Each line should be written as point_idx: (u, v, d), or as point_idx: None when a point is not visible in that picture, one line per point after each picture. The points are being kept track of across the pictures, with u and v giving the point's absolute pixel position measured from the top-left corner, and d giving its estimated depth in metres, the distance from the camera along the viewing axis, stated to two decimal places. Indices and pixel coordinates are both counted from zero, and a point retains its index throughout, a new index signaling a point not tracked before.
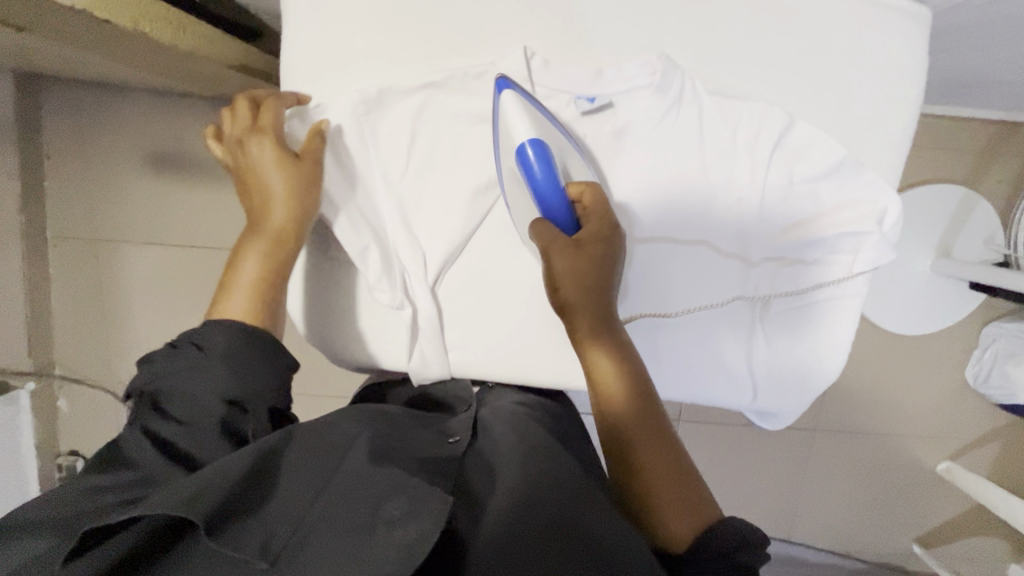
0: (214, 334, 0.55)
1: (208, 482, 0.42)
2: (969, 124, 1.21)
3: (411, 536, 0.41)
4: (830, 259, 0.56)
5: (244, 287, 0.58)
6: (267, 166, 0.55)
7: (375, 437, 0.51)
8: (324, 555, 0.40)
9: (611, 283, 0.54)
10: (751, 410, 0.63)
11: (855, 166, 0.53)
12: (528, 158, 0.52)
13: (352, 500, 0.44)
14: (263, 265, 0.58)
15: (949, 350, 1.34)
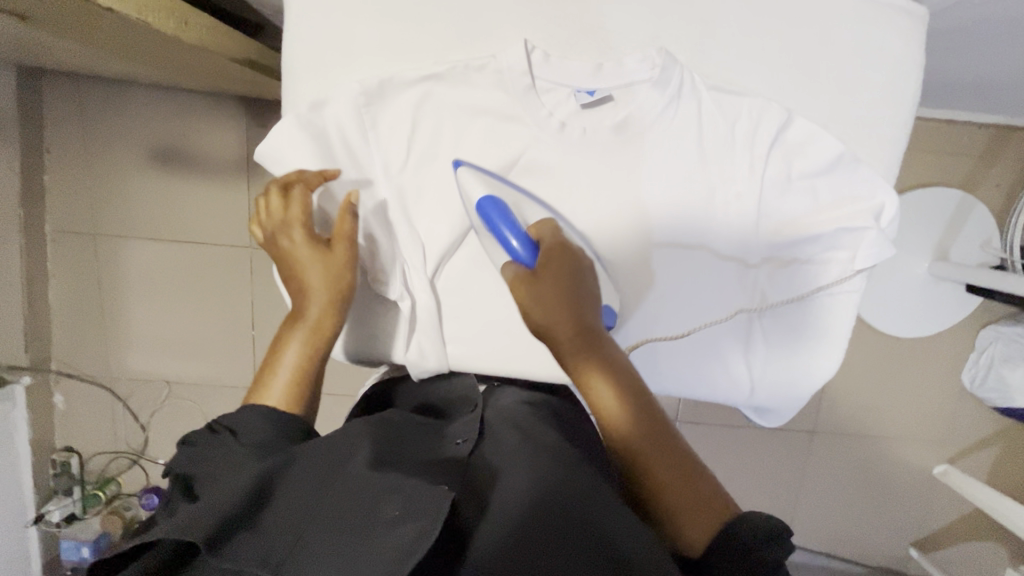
0: (254, 416, 0.53)
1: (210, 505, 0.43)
2: (966, 128, 1.22)
3: (413, 533, 0.41)
4: (827, 256, 0.57)
5: (282, 373, 0.58)
6: (303, 252, 0.59)
7: (376, 440, 0.50)
8: (322, 561, 0.40)
9: (584, 297, 0.53)
10: (748, 405, 0.64)
11: (853, 163, 0.54)
12: (489, 216, 0.54)
13: (351, 504, 0.44)
14: (303, 351, 0.59)
15: (946, 353, 1.34)
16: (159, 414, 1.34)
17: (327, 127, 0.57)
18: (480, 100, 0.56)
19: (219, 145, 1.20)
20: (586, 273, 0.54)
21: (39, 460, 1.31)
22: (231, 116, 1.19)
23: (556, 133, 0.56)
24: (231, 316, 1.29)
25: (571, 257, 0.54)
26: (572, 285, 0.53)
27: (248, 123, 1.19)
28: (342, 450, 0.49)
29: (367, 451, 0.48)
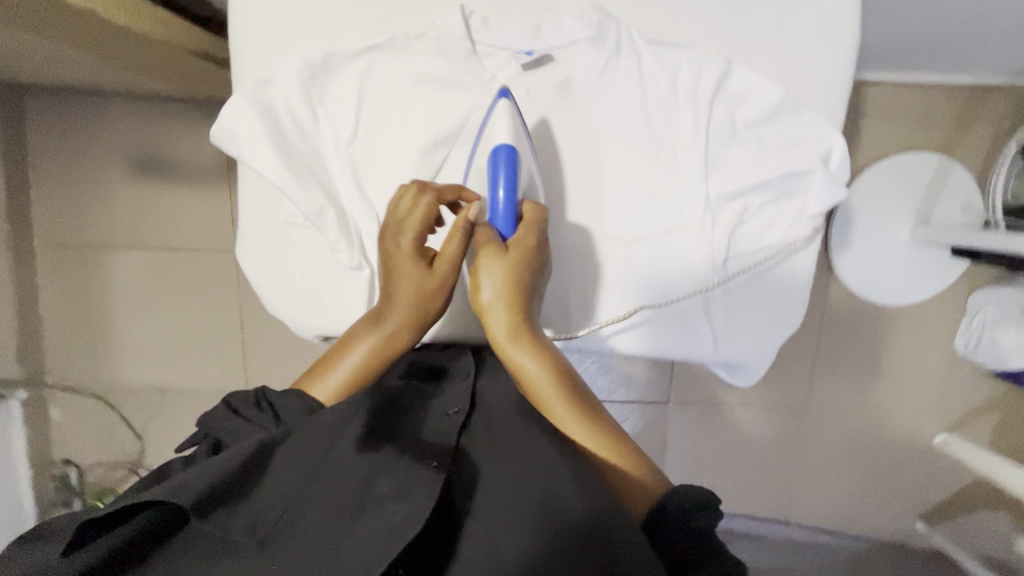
0: (288, 398, 0.56)
1: (207, 475, 0.46)
2: (939, 91, 1.22)
3: (406, 513, 0.44)
4: (781, 203, 0.57)
5: (336, 375, 0.57)
6: (405, 258, 0.56)
7: (369, 415, 0.51)
8: (312, 533, 0.44)
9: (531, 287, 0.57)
10: (716, 361, 0.63)
11: (794, 106, 0.54)
12: (498, 165, 0.53)
13: (342, 483, 0.46)
14: (363, 358, 0.58)
15: (937, 319, 1.33)
16: (153, 422, 1.35)
17: (275, 101, 0.57)
18: (423, 67, 0.57)
19: (199, 151, 1.22)
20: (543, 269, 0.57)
21: (37, 473, 1.32)
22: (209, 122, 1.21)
23: (498, 95, 0.57)
24: (219, 320, 1.30)
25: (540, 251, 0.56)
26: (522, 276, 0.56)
27: None
28: (337, 427, 0.50)
29: (359, 429, 0.49)
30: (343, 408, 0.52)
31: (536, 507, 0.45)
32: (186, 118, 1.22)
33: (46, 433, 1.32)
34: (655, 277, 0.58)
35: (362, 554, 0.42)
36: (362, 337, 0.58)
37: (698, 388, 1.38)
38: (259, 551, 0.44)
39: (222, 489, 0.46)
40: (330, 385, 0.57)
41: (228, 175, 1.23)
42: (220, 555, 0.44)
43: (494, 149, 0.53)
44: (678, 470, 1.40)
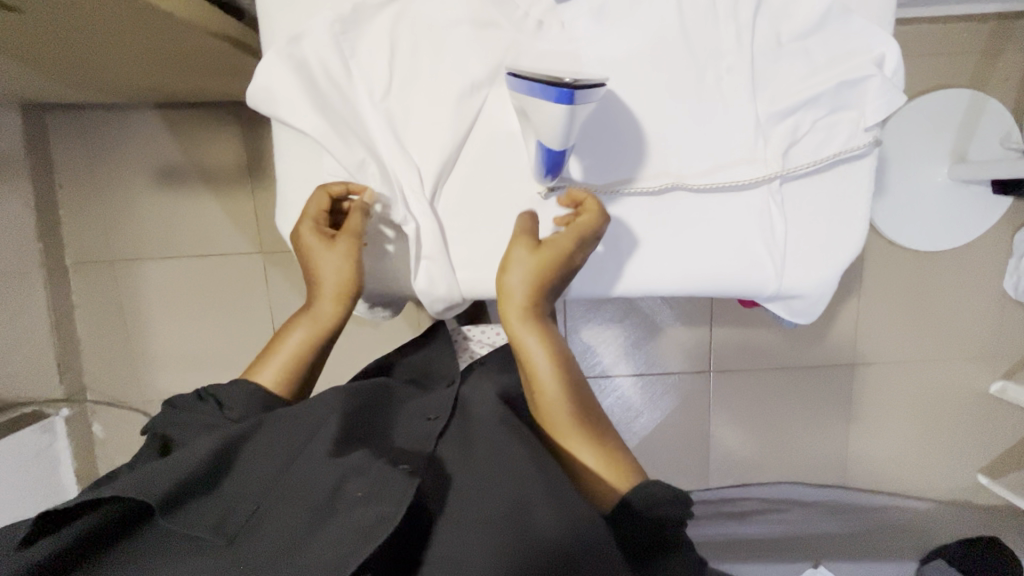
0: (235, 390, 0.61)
1: (171, 467, 0.49)
2: (966, 25, 1.18)
3: (376, 515, 0.46)
4: (835, 116, 0.55)
5: (281, 355, 0.65)
6: (308, 245, 0.58)
7: (343, 420, 0.57)
8: (282, 531, 0.47)
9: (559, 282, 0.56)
10: (778, 297, 0.60)
11: (842, 13, 0.52)
12: (549, 163, 0.51)
13: (312, 484, 0.50)
14: (305, 339, 0.65)
15: (983, 262, 1.28)
16: None
17: (305, 62, 0.54)
18: (451, 12, 0.53)
19: (221, 156, 1.23)
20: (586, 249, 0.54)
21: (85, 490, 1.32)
22: (228, 126, 1.22)
23: (533, 33, 0.53)
24: (251, 323, 1.30)
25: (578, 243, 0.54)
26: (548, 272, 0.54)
27: (246, 129, 1.22)
28: (312, 435, 0.55)
29: (331, 435, 0.54)
30: (315, 411, 0.58)
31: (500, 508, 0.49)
32: (205, 123, 1.23)
33: (90, 449, 1.34)
34: (705, 212, 0.57)
35: (329, 551, 0.44)
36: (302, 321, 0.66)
37: (740, 354, 1.33)
38: (226, 548, 0.47)
39: (189, 486, 0.49)
40: (276, 367, 0.64)
41: (250, 177, 1.24)
42: (187, 551, 0.47)
43: (544, 147, 0.50)
44: (726, 439, 1.36)
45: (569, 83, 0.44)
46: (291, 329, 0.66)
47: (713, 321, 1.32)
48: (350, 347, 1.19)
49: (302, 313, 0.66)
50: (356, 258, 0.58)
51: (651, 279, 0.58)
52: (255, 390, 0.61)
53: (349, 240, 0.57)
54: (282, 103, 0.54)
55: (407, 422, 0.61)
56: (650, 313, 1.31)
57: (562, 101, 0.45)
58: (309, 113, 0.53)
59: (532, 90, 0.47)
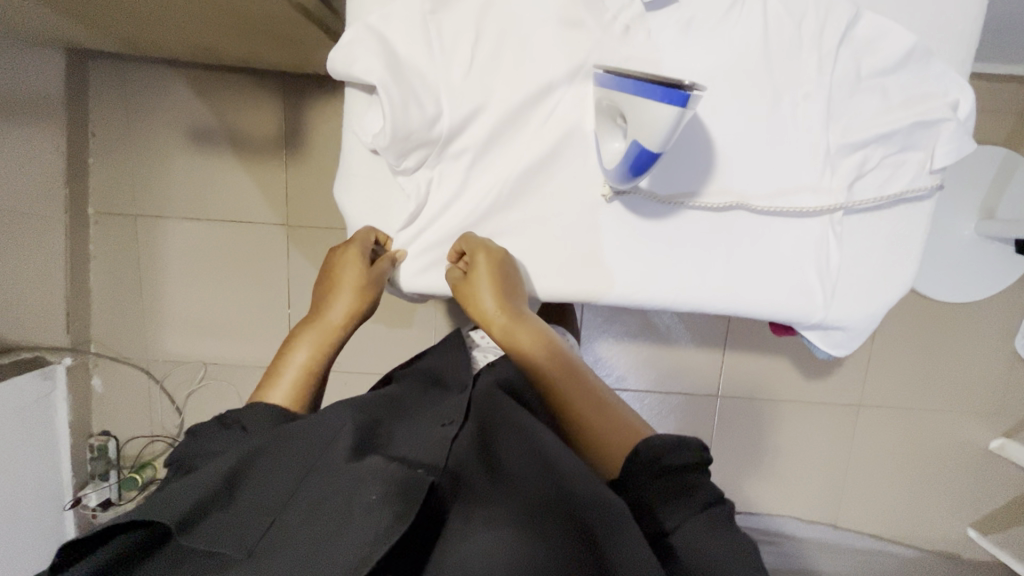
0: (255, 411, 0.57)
1: (188, 483, 0.46)
2: (1009, 84, 1.19)
3: (390, 515, 0.43)
4: (903, 155, 0.56)
5: (291, 373, 0.61)
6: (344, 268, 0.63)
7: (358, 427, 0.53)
8: (300, 541, 0.43)
9: (515, 288, 0.58)
10: (821, 328, 0.61)
11: (925, 53, 0.52)
12: (636, 162, 0.49)
13: (326, 495, 0.45)
14: (309, 355, 0.63)
15: (998, 319, 1.30)
16: (194, 395, 1.33)
17: (392, 38, 0.53)
18: (541, 6, 0.53)
19: (259, 125, 1.23)
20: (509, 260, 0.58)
21: (76, 443, 1.30)
22: (270, 96, 1.22)
23: (619, 37, 0.53)
24: (266, 293, 1.29)
25: (501, 257, 0.57)
26: (501, 281, 0.57)
27: (287, 101, 1.22)
28: (327, 440, 0.52)
29: (349, 442, 0.51)
30: (328, 422, 0.54)
31: (502, 509, 0.46)
32: (246, 89, 1.22)
33: (87, 401, 1.32)
34: (759, 234, 0.58)
35: (355, 550, 0.41)
36: (304, 338, 0.64)
37: (748, 382, 1.34)
38: (249, 560, 0.43)
39: (211, 497, 0.46)
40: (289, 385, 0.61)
41: (285, 149, 1.23)
42: (209, 567, 0.43)
43: (636, 145, 0.48)
44: (723, 465, 1.37)
45: (689, 85, 0.44)
46: (294, 347, 0.63)
47: (726, 347, 1.33)
48: (364, 330, 1.18)
49: (307, 330, 0.65)
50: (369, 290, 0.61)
51: (702, 293, 0.58)
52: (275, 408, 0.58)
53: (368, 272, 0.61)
54: (383, 85, 0.51)
55: (420, 429, 0.56)
56: (665, 330, 1.31)
57: (676, 102, 0.45)
58: (400, 100, 0.52)
59: (637, 91, 0.46)
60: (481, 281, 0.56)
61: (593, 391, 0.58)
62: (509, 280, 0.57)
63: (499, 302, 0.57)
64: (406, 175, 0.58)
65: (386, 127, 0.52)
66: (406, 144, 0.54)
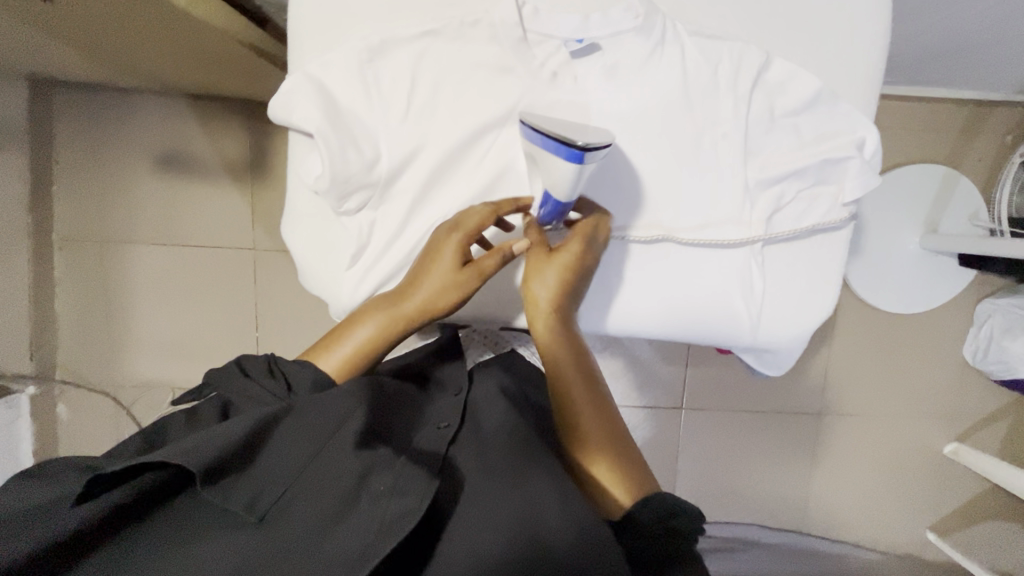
0: (301, 371, 0.59)
1: (209, 441, 0.46)
2: (946, 106, 1.26)
3: (401, 509, 0.44)
4: (817, 188, 0.59)
5: (350, 345, 0.60)
6: (444, 258, 0.57)
7: (365, 418, 0.53)
8: (308, 522, 0.44)
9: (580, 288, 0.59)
10: (750, 350, 0.64)
11: (831, 97, 0.57)
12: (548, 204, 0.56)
13: (339, 480, 0.47)
14: (375, 335, 0.60)
15: (944, 327, 1.36)
16: None
17: (332, 83, 0.56)
18: (474, 55, 0.57)
19: (225, 151, 1.24)
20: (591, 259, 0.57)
21: None
22: (236, 123, 1.24)
23: (548, 82, 0.57)
24: (234, 316, 1.30)
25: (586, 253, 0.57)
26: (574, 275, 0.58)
27: (253, 127, 1.23)
28: (335, 426, 0.52)
29: (354, 432, 0.51)
30: (335, 412, 0.53)
31: (510, 508, 0.46)
32: (210, 116, 1.24)
33: (51, 430, 1.30)
34: (687, 264, 0.61)
35: (357, 541, 0.42)
36: (377, 314, 0.60)
37: (712, 394, 1.37)
38: (258, 526, 0.44)
39: (230, 461, 0.46)
40: (340, 355, 0.61)
41: (251, 173, 1.25)
42: (220, 526, 0.44)
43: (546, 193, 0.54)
44: (693, 475, 1.39)
45: (580, 146, 0.48)
46: (364, 321, 0.60)
47: (689, 361, 1.36)
48: None
49: (381, 305, 0.60)
50: (464, 295, 0.58)
51: (633, 320, 0.62)
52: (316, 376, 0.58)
53: (464, 267, 0.57)
54: (323, 134, 0.55)
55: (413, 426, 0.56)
56: (631, 346, 1.34)
57: (573, 160, 0.50)
58: (339, 147, 0.55)
59: (545, 145, 0.51)
60: (550, 266, 0.57)
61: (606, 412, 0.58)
62: (578, 285, 0.58)
63: (561, 300, 0.58)
64: (350, 216, 0.60)
65: (325, 172, 0.56)
66: (350, 186, 0.57)
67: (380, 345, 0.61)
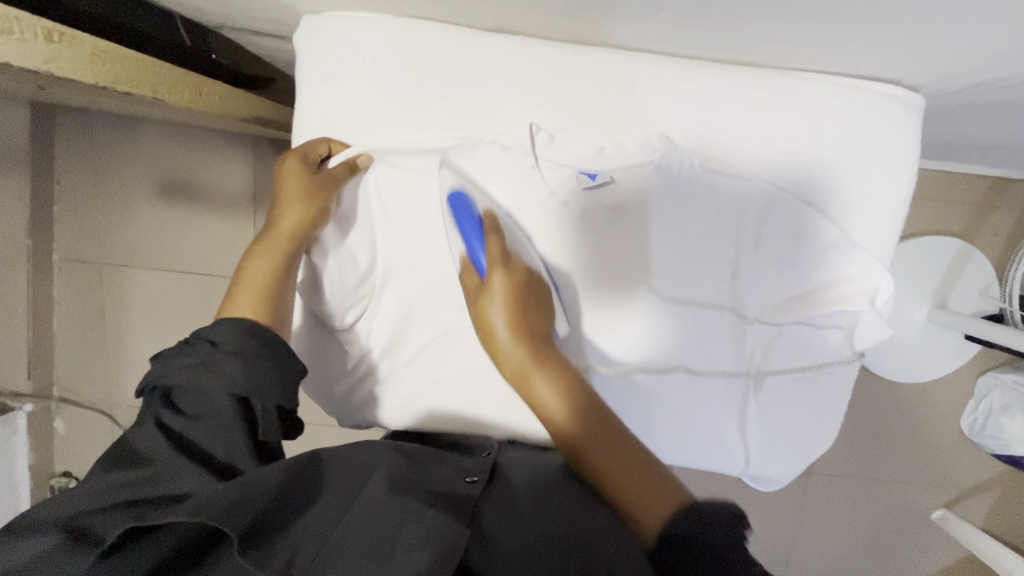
0: (225, 330, 0.50)
1: (238, 489, 0.38)
2: (964, 179, 1.23)
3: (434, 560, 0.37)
4: (824, 333, 0.58)
5: (247, 283, 0.55)
6: (288, 173, 0.56)
7: (394, 470, 0.47)
8: None
9: (529, 298, 0.55)
10: (745, 475, 0.63)
11: (848, 246, 0.55)
12: (476, 254, 0.55)
13: (372, 532, 0.39)
14: (269, 265, 0.56)
15: (945, 396, 1.34)
16: None
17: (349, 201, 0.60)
18: (478, 180, 0.57)
19: (226, 180, 1.21)
20: (529, 274, 0.55)
21: (35, 484, 1.29)
22: (237, 153, 1.20)
23: (557, 211, 0.57)
24: None
25: (518, 273, 0.55)
26: (519, 289, 0.54)
27: (255, 157, 1.20)
28: (363, 478, 0.46)
29: (384, 480, 0.44)
30: (364, 462, 0.47)
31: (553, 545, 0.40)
32: (210, 143, 1.20)
33: (49, 446, 1.31)
34: (690, 397, 0.59)
35: None
36: (260, 250, 0.56)
37: None
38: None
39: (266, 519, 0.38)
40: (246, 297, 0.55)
41: (252, 203, 1.21)
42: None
43: (472, 258, 0.55)
44: None
45: (450, 191, 0.55)
46: (249, 260, 0.56)
47: None
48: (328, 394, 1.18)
49: (260, 241, 0.57)
50: (327, 189, 0.56)
51: None
52: (241, 318, 0.52)
53: (308, 169, 0.56)
54: (318, 249, 0.59)
55: (440, 476, 0.48)
56: None
57: (454, 200, 0.55)
58: (336, 265, 0.59)
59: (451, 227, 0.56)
60: (491, 301, 0.54)
61: (618, 443, 0.48)
62: (525, 299, 0.54)
63: (516, 324, 0.53)
64: (345, 332, 0.61)
65: (325, 292, 0.59)
66: (352, 301, 0.60)
67: (279, 273, 0.56)
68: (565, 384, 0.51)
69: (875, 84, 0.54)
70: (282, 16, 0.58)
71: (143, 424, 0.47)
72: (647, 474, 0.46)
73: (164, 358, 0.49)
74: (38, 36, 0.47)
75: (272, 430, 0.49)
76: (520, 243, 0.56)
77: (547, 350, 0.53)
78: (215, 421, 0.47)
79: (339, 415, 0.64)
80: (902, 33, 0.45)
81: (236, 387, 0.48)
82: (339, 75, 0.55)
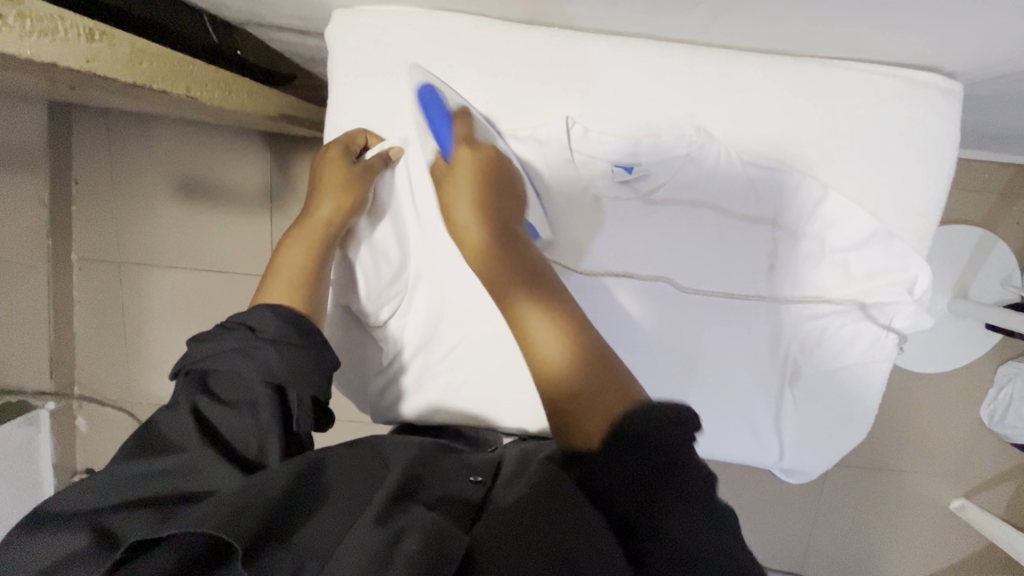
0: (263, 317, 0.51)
1: (249, 497, 0.37)
2: (986, 168, 1.22)
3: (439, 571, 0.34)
4: (862, 326, 0.58)
5: (283, 273, 0.55)
6: (328, 164, 0.57)
7: (407, 466, 0.44)
8: None
9: (500, 193, 0.54)
10: (776, 468, 0.63)
11: (887, 238, 0.55)
12: (442, 139, 0.54)
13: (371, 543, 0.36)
14: (304, 256, 0.56)
15: (965, 386, 1.33)
16: None
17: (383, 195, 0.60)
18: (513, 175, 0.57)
19: (243, 177, 1.21)
20: (501, 169, 0.54)
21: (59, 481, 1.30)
22: (253, 150, 1.20)
23: (591, 205, 0.58)
24: None
25: (488, 165, 0.54)
26: (489, 180, 0.54)
27: (271, 154, 1.20)
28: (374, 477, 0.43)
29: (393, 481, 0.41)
30: (376, 459, 0.45)
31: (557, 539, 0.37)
32: (226, 140, 1.20)
33: (70, 443, 1.32)
34: (723, 389, 0.59)
35: None
36: (296, 242, 0.57)
37: None
38: None
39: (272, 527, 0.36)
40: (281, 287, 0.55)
41: (269, 200, 1.21)
42: None
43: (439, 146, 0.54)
44: None
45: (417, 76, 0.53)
46: (285, 251, 0.57)
47: None
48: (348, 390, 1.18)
49: (296, 231, 0.58)
50: (364, 179, 0.57)
51: None
52: (276, 306, 0.52)
53: (346, 159, 0.57)
54: (353, 240, 0.60)
55: (450, 474, 0.45)
56: None
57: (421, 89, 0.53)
58: (370, 259, 0.60)
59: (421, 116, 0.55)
60: (458, 180, 0.54)
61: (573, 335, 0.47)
62: (491, 192, 0.53)
63: (478, 212, 0.53)
64: (381, 328, 0.61)
65: (361, 286, 0.59)
66: (385, 296, 0.60)
67: (314, 263, 0.56)
68: (519, 271, 0.51)
69: (914, 72, 0.54)
70: (312, 12, 0.58)
71: (175, 410, 0.46)
72: (595, 364, 0.45)
73: (203, 340, 0.49)
74: (82, 35, 0.46)
75: (306, 417, 0.48)
76: (488, 131, 0.55)
77: (511, 241, 0.53)
78: (251, 410, 0.47)
79: (373, 411, 0.64)
80: (945, 21, 0.44)
81: (274, 375, 0.48)
82: (374, 72, 0.55)
